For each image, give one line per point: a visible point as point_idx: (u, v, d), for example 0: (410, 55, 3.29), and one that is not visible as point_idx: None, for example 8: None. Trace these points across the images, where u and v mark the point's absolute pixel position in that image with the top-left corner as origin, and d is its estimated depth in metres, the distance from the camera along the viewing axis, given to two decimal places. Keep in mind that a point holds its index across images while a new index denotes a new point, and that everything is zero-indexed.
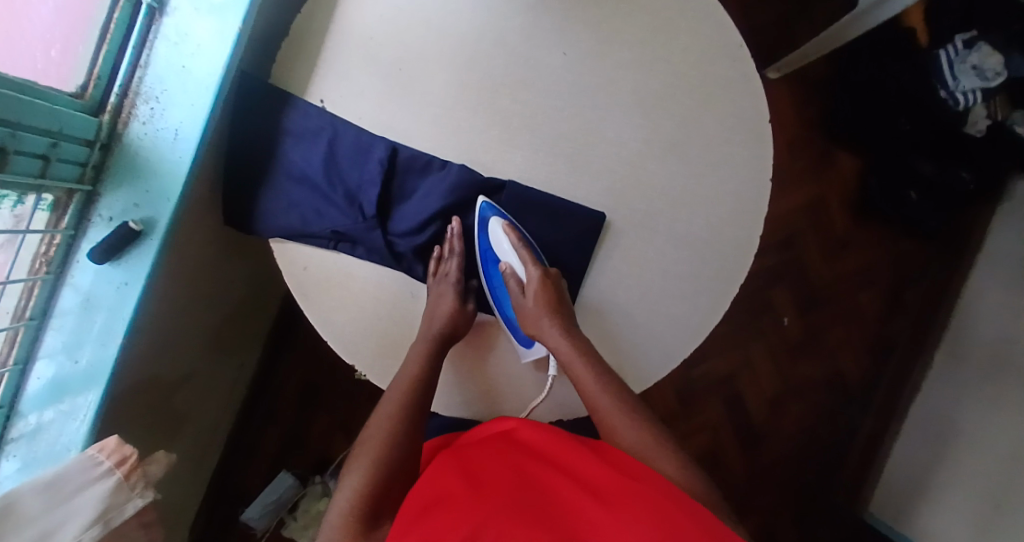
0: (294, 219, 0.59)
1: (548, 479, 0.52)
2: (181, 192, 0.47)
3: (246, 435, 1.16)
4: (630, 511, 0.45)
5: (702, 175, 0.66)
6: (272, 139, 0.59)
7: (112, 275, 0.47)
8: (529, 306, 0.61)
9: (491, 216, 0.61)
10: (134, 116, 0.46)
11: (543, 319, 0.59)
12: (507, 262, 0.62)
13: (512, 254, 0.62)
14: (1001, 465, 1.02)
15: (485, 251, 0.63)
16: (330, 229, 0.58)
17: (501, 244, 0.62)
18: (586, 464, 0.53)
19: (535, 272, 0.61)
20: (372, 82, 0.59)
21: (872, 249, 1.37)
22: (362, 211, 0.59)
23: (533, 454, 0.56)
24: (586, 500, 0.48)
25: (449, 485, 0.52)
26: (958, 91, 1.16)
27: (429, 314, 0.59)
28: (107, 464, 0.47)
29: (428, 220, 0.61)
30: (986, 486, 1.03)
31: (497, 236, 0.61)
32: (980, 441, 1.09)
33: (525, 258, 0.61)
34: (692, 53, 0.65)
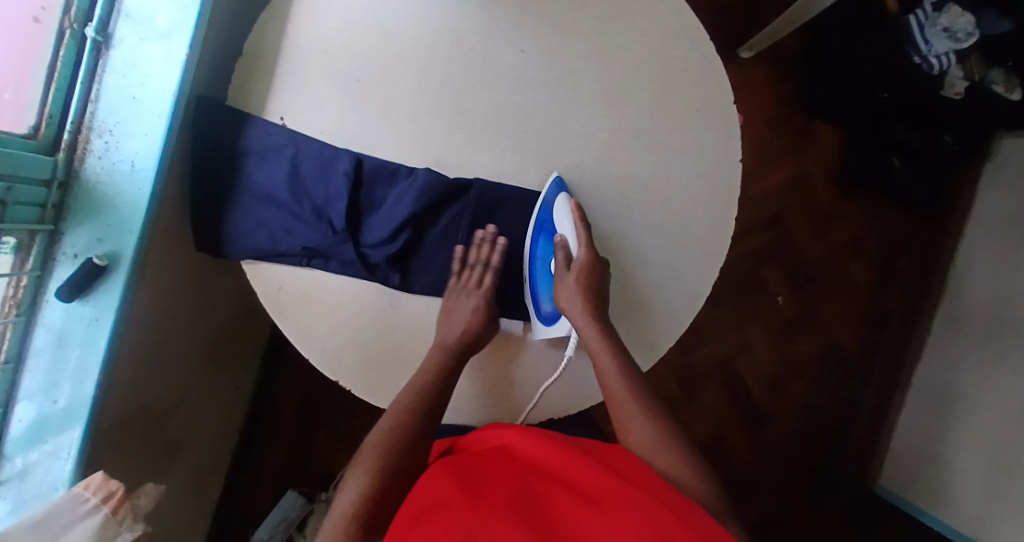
0: (263, 238, 0.59)
1: (537, 481, 0.52)
2: (144, 222, 0.47)
3: (247, 458, 1.15)
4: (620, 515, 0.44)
5: (673, 160, 0.65)
6: (234, 160, 0.59)
7: (82, 313, 0.47)
8: (570, 280, 0.60)
9: (559, 194, 0.61)
10: (89, 151, 0.47)
11: (579, 298, 0.60)
12: (562, 236, 0.62)
13: (571, 230, 0.62)
14: (1013, 426, 1.01)
15: (543, 221, 0.63)
16: (300, 246, 0.59)
17: (563, 220, 0.62)
18: (576, 463, 0.52)
19: (587, 253, 0.61)
20: (332, 95, 0.59)
21: (860, 219, 1.36)
22: (331, 225, 0.59)
23: (530, 461, 0.55)
24: (574, 502, 0.48)
25: (444, 494, 0.51)
26: (932, 54, 1.13)
27: (450, 324, 0.59)
28: (93, 500, 0.47)
29: (398, 227, 0.59)
30: (999, 448, 1.03)
31: (561, 212, 0.61)
32: (987, 403, 1.09)
33: (581, 238, 0.61)
34: (651, 39, 0.64)
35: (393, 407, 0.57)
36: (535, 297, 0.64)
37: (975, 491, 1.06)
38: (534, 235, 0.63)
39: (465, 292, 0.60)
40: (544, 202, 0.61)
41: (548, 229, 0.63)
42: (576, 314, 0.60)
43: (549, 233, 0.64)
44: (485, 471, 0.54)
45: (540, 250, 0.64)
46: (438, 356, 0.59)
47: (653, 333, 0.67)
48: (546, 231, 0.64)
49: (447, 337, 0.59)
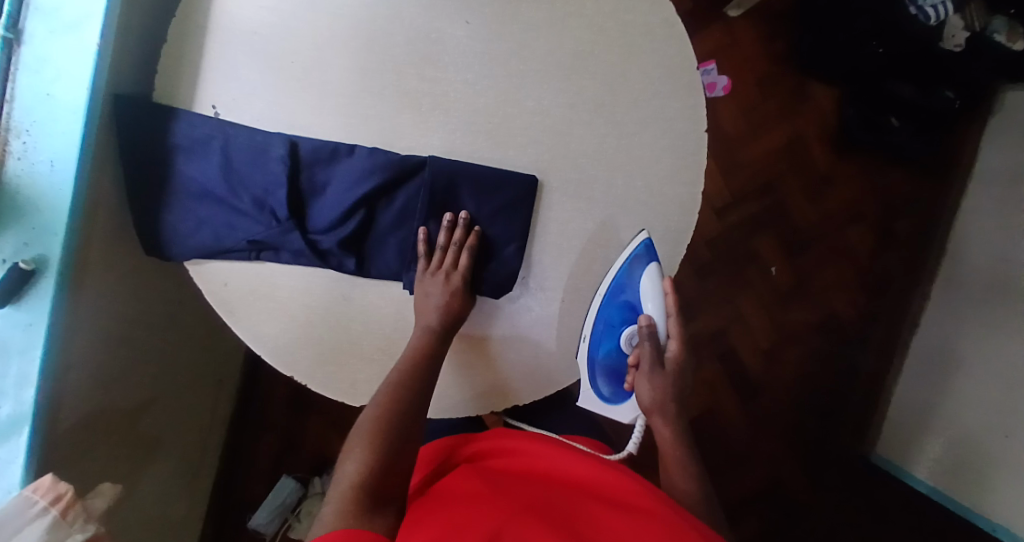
0: (206, 237, 0.58)
1: (568, 491, 0.54)
2: (69, 224, 0.47)
3: (240, 448, 1.17)
4: (634, 517, 0.48)
5: (633, 134, 0.62)
6: (162, 158, 0.57)
7: (15, 318, 0.47)
8: (664, 374, 0.61)
9: (649, 265, 0.60)
10: (8, 152, 0.46)
11: (667, 398, 0.62)
12: (648, 317, 0.61)
13: (659, 315, 0.61)
14: (1012, 389, 0.99)
15: (625, 291, 0.61)
16: (245, 240, 0.57)
17: (650, 300, 0.61)
18: (586, 465, 0.57)
19: (675, 346, 0.62)
20: (267, 79, 0.57)
21: (858, 182, 1.31)
22: (273, 215, 0.58)
23: (539, 460, 0.59)
24: (585, 498, 0.53)
25: (465, 488, 0.54)
26: (926, 4, 1.12)
27: (429, 303, 0.58)
28: (41, 504, 0.46)
29: (349, 210, 0.58)
30: (998, 412, 1.01)
31: (653, 291, 0.61)
32: (985, 366, 1.07)
33: (672, 329, 0.62)
34: (606, 5, 0.61)
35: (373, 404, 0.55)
36: (592, 367, 0.62)
37: (973, 457, 1.05)
38: (607, 302, 0.61)
39: (440, 274, 0.59)
40: (629, 260, 0.61)
41: (627, 298, 0.62)
42: (654, 407, 0.62)
43: (626, 304, 0.62)
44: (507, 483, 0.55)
45: (609, 318, 0.62)
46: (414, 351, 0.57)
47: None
48: (623, 301, 0.62)
49: (430, 317, 0.58)
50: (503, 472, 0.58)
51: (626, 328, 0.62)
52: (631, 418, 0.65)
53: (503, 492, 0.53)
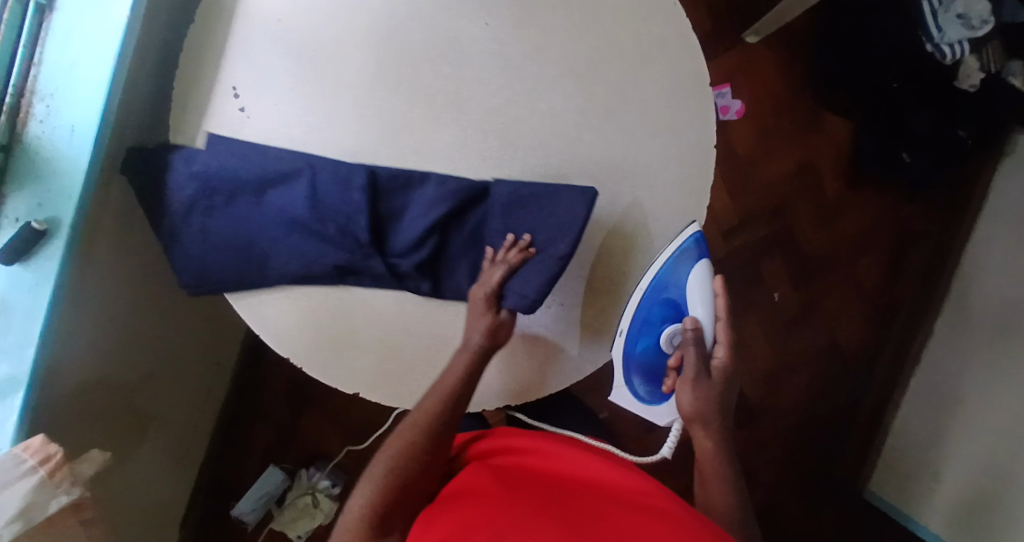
0: (295, 266, 0.58)
1: (587, 491, 0.54)
2: (83, 189, 0.47)
3: (232, 436, 1.17)
4: (652, 518, 0.48)
5: (642, 144, 0.63)
6: (250, 190, 0.57)
7: (23, 279, 0.47)
8: (712, 382, 0.58)
9: (698, 263, 0.60)
10: (31, 115, 0.47)
11: (712, 408, 0.58)
12: (694, 318, 0.59)
13: (706, 317, 0.59)
14: (1009, 430, 0.98)
15: (670, 290, 0.60)
16: (331, 266, 0.58)
17: (697, 300, 0.59)
18: (603, 468, 0.57)
19: (724, 354, 0.59)
20: (286, 66, 0.58)
21: (866, 215, 1.32)
22: (355, 240, 0.57)
23: (557, 461, 0.59)
24: (603, 499, 0.52)
25: (482, 487, 0.54)
26: (944, 42, 1.09)
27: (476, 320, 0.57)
28: (30, 462, 0.47)
29: (424, 236, 0.57)
30: (993, 454, 0.99)
31: (702, 292, 0.59)
32: (983, 407, 1.05)
33: (721, 334, 0.60)
34: (622, 16, 0.62)
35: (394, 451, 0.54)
36: (629, 365, 0.61)
37: (964, 499, 1.03)
38: (647, 299, 0.60)
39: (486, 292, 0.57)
40: (676, 253, 0.60)
41: (672, 297, 0.60)
42: (699, 418, 0.59)
43: (671, 302, 0.60)
44: (517, 482, 0.55)
45: (650, 315, 0.60)
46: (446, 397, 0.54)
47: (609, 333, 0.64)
48: (665, 298, 0.60)
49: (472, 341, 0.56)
50: (522, 470, 0.58)
51: (671, 328, 0.60)
52: (668, 422, 0.62)
53: (521, 491, 0.53)
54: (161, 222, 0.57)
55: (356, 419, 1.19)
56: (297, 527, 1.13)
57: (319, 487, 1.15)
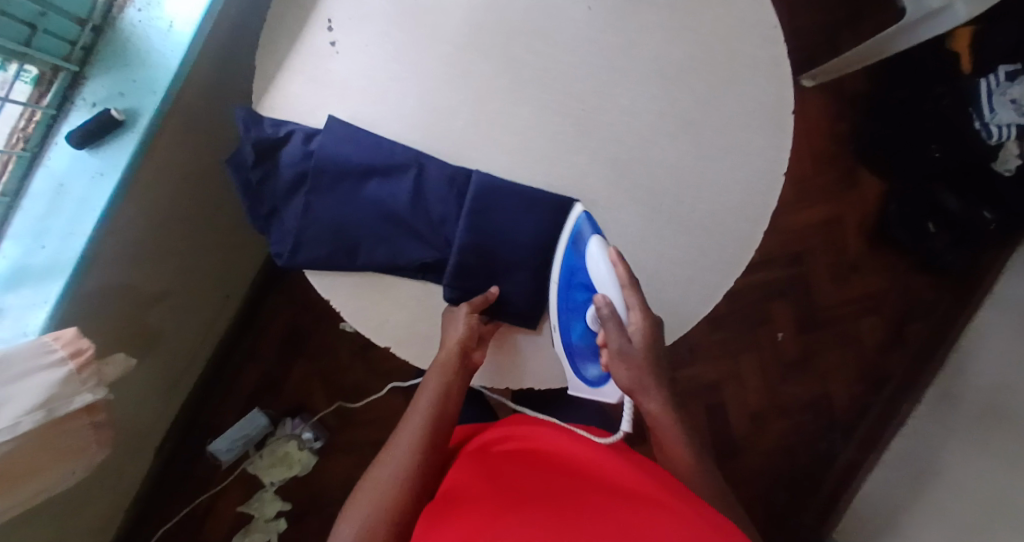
0: (383, 254, 0.58)
1: (572, 473, 0.54)
2: (169, 87, 0.46)
3: (223, 373, 1.15)
4: (630, 499, 0.47)
5: (713, 160, 0.62)
6: (360, 175, 0.57)
7: (89, 164, 0.46)
8: (637, 355, 0.56)
9: (594, 237, 0.56)
10: (130, 2, 0.46)
11: (647, 377, 0.57)
12: (603, 296, 0.55)
13: (613, 290, 0.55)
14: (976, 511, 0.93)
15: (578, 273, 0.57)
16: (417, 262, 0.59)
17: (599, 274, 0.55)
18: (597, 455, 0.57)
19: (640, 316, 0.55)
20: (384, 9, 0.57)
21: (882, 277, 1.32)
22: (446, 242, 0.59)
23: (554, 450, 0.59)
24: (586, 481, 0.52)
25: (469, 480, 0.56)
26: (993, 123, 1.09)
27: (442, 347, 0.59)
28: (59, 353, 0.46)
29: (516, 251, 0.60)
30: (956, 532, 0.95)
31: (600, 264, 0.54)
32: (955, 485, 1.00)
33: (630, 300, 0.55)
34: (722, 28, 0.61)
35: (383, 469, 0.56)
36: (572, 357, 0.59)
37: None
38: (569, 291, 0.58)
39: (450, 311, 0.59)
40: (575, 231, 0.58)
41: (584, 279, 0.57)
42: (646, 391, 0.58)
43: (584, 284, 0.58)
44: (496, 464, 0.58)
45: (576, 305, 0.58)
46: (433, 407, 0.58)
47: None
48: (578, 282, 0.58)
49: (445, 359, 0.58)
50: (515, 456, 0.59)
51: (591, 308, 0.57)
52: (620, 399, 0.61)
53: (507, 481, 0.54)
54: (264, 192, 0.58)
55: (347, 380, 1.17)
56: (272, 473, 1.13)
57: (302, 438, 1.14)
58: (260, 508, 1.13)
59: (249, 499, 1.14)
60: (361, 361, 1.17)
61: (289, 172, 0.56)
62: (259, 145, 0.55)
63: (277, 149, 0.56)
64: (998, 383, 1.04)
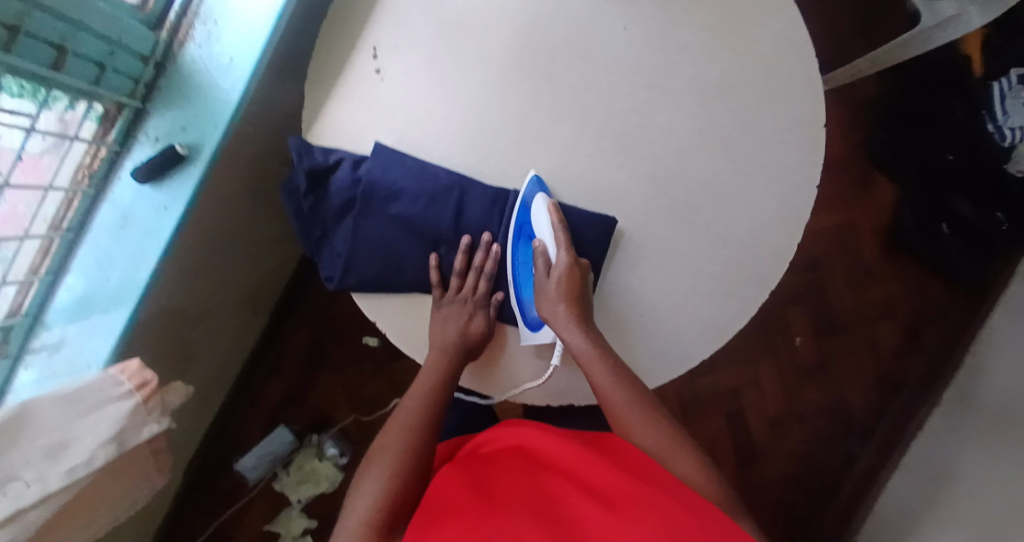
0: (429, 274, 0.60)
1: (567, 486, 0.50)
2: (230, 122, 0.48)
3: (250, 390, 1.16)
4: (635, 512, 0.44)
5: (750, 174, 0.63)
6: (404, 199, 0.58)
7: (153, 198, 0.48)
8: (550, 288, 0.58)
9: (538, 193, 0.58)
10: (190, 38, 0.48)
11: (559, 304, 0.57)
12: (540, 241, 0.59)
13: (548, 232, 0.59)
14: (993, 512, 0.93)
15: (521, 225, 0.59)
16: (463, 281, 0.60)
17: (539, 221, 0.59)
18: (588, 463, 0.53)
19: (565, 254, 0.57)
20: (427, 37, 0.59)
21: (896, 282, 1.32)
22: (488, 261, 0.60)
23: (544, 461, 0.55)
24: (582, 494, 0.48)
25: (455, 491, 0.51)
26: (1006, 125, 1.08)
27: (446, 329, 0.58)
28: (127, 385, 0.47)
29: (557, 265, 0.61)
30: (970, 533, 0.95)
31: (536, 211, 0.58)
32: (971, 487, 1.00)
33: (559, 239, 0.58)
34: (758, 47, 0.62)
35: (371, 480, 0.53)
36: (520, 301, 0.60)
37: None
38: (514, 239, 0.59)
39: (462, 299, 0.59)
40: (522, 201, 0.58)
41: (527, 232, 0.60)
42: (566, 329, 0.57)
43: (528, 237, 0.61)
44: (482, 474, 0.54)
45: (522, 256, 0.60)
46: (432, 387, 0.58)
47: (674, 352, 0.63)
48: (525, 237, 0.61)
49: (447, 341, 0.58)
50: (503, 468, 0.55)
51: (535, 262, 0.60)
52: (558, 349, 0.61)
53: (497, 495, 0.50)
54: (314, 217, 0.59)
55: (370, 395, 1.17)
56: (300, 490, 1.12)
57: (328, 454, 1.13)
58: (287, 526, 1.12)
59: (275, 515, 1.13)
60: (384, 376, 1.17)
61: (338, 199, 0.57)
62: (313, 172, 0.57)
63: (327, 176, 0.58)
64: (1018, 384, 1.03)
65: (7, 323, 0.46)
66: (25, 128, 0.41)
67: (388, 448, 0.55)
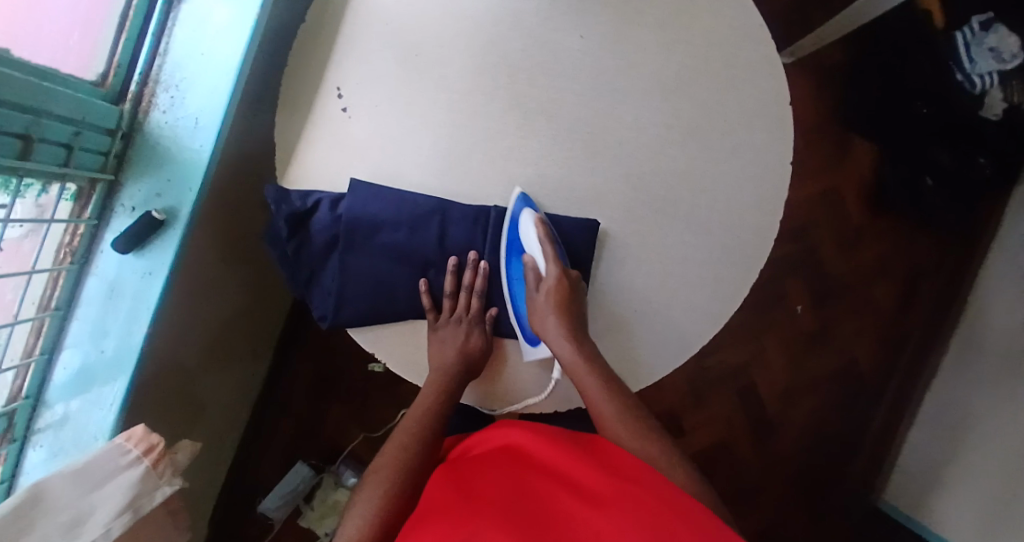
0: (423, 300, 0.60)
1: (554, 484, 0.49)
2: (202, 181, 0.49)
3: (260, 431, 1.16)
4: (622, 512, 0.43)
5: (723, 161, 0.63)
6: (387, 230, 0.59)
7: (135, 265, 0.49)
8: (539, 301, 0.59)
9: (523, 210, 0.59)
10: (155, 105, 0.50)
11: (547, 317, 0.59)
12: (530, 257, 0.61)
13: (536, 247, 0.60)
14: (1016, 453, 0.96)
15: (512, 241, 0.61)
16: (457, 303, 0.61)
17: (527, 237, 0.60)
18: (573, 461, 0.51)
19: (552, 269, 0.59)
20: (388, 69, 0.60)
21: (890, 239, 1.29)
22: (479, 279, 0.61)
23: (529, 458, 0.54)
24: (568, 492, 0.47)
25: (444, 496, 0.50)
26: (975, 73, 1.13)
27: (446, 351, 0.58)
28: (134, 452, 0.47)
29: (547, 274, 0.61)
30: (999, 475, 0.98)
31: (523, 229, 0.59)
32: (993, 433, 1.03)
33: (546, 254, 0.59)
34: (713, 36, 0.63)
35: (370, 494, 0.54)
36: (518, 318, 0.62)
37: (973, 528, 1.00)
38: (505, 257, 0.61)
39: (456, 319, 0.59)
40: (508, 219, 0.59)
41: (517, 249, 0.61)
42: (555, 341, 0.59)
43: (520, 253, 0.61)
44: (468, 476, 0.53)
45: (515, 272, 0.62)
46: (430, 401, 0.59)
47: (673, 344, 0.64)
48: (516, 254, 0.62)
49: (446, 362, 0.58)
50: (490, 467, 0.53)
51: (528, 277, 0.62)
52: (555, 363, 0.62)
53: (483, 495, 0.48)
54: (300, 259, 0.59)
55: (381, 419, 1.18)
56: (324, 525, 1.11)
57: (347, 483, 1.14)
58: None
59: None
60: (393, 398, 1.18)
61: (322, 238, 0.58)
62: (293, 217, 0.57)
63: (308, 218, 0.58)
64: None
65: (9, 408, 0.47)
66: (3, 218, 0.41)
67: (385, 463, 0.56)
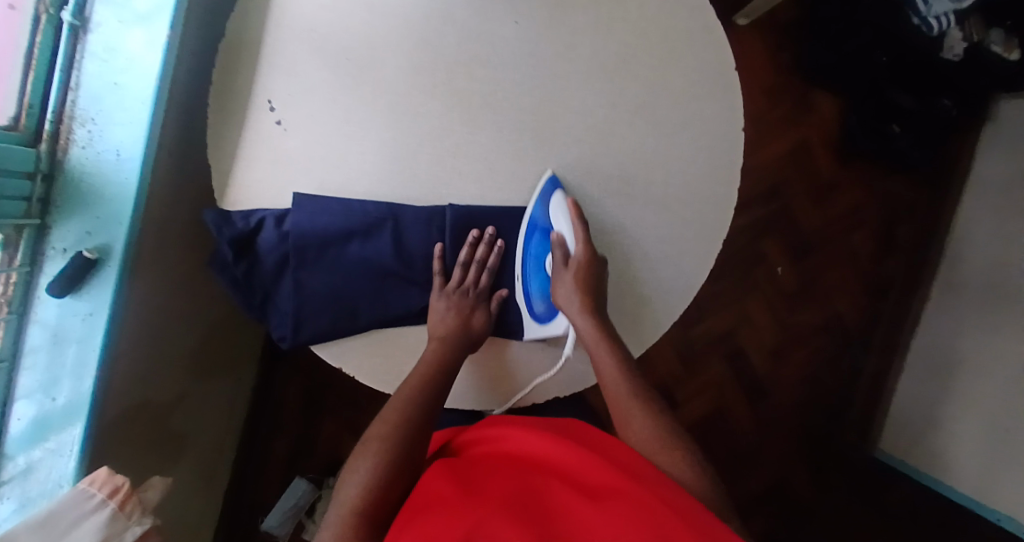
0: (385, 308, 0.60)
1: (547, 479, 0.48)
2: (133, 215, 0.50)
3: (252, 451, 1.15)
4: (614, 504, 0.42)
5: (674, 134, 0.62)
6: (338, 241, 0.58)
7: (76, 308, 0.49)
8: (567, 276, 0.59)
9: (555, 193, 0.60)
10: (72, 141, 0.48)
11: (574, 291, 0.58)
12: (558, 234, 0.61)
13: (568, 228, 0.60)
14: (1005, 392, 0.97)
15: (537, 219, 0.60)
16: (418, 308, 0.60)
17: (559, 216, 0.60)
18: (566, 458, 0.50)
19: (584, 250, 0.59)
20: (320, 76, 0.58)
21: (862, 190, 1.29)
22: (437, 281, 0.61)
23: (520, 458, 0.53)
24: (561, 487, 0.46)
25: (440, 488, 0.48)
26: (931, 15, 1.05)
27: (445, 319, 0.58)
28: (99, 496, 0.47)
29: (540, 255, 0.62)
30: (990, 413, 0.99)
31: (558, 211, 0.60)
32: (981, 374, 1.04)
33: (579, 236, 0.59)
34: (649, 10, 0.62)
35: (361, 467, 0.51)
36: (526, 294, 0.62)
37: (971, 469, 1.01)
38: (527, 232, 0.61)
39: (463, 290, 0.60)
40: (539, 198, 0.59)
41: (542, 227, 0.61)
42: (573, 310, 0.59)
43: (543, 230, 0.61)
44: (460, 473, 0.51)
45: (534, 248, 0.62)
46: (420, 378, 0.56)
47: (645, 324, 0.64)
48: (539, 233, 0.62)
49: (444, 330, 0.57)
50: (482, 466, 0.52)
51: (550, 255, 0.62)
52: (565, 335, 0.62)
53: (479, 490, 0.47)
54: (253, 281, 0.59)
55: None
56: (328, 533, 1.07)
57: None
58: None
59: None
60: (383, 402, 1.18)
61: (272, 258, 0.58)
62: (236, 240, 0.57)
63: (253, 240, 0.58)
64: (1009, 266, 1.04)
65: None
66: None
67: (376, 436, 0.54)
